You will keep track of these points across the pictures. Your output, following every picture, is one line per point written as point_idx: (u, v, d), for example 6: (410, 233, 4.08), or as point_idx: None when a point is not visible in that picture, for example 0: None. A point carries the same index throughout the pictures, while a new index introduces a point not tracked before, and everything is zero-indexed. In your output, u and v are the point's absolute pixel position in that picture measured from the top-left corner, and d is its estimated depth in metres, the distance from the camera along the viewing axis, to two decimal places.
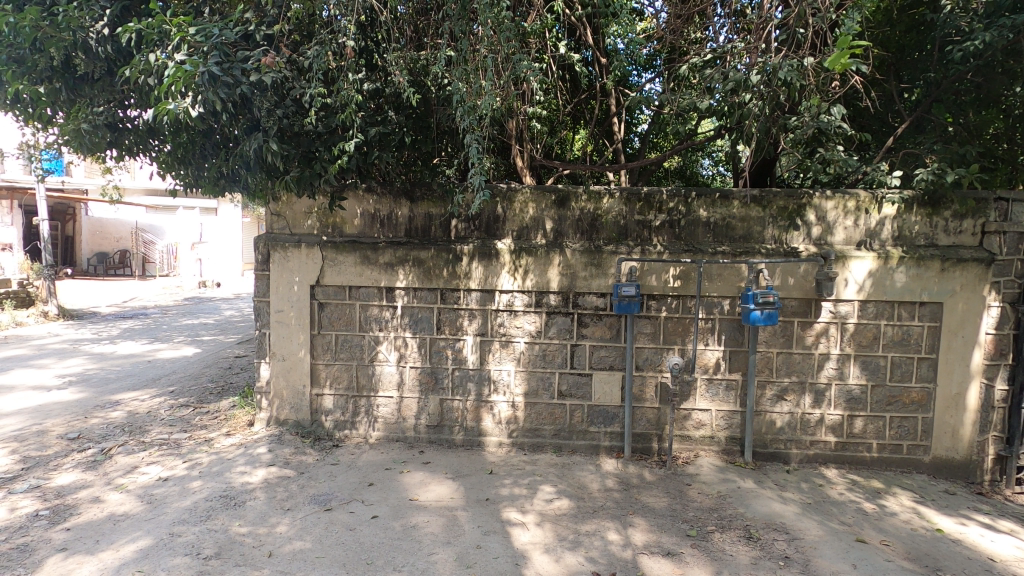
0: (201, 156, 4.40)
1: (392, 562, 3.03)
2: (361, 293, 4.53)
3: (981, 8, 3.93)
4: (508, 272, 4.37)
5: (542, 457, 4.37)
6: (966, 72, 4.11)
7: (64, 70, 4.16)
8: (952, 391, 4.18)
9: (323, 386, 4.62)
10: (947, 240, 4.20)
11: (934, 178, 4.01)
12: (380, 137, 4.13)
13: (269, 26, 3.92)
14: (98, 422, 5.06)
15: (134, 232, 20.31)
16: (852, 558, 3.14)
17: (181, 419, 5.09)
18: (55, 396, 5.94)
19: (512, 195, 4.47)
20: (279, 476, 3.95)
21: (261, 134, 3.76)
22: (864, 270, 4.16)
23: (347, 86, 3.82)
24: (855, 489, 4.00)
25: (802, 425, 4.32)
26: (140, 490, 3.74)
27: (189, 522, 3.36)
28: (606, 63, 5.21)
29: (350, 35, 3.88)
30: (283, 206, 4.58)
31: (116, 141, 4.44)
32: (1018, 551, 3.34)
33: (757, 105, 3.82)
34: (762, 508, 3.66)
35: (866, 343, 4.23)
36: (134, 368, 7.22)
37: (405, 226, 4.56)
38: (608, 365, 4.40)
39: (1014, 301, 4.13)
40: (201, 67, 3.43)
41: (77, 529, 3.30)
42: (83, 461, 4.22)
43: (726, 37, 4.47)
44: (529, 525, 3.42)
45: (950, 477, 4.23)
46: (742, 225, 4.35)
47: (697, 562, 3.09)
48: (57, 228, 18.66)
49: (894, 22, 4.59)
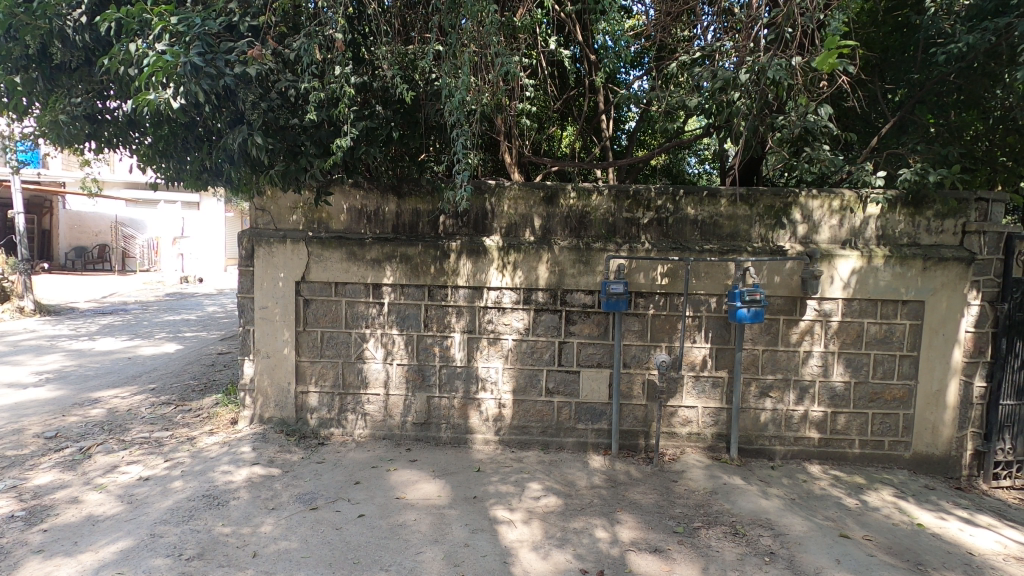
0: (183, 149, 4.31)
1: (379, 562, 3.00)
2: (347, 289, 4.48)
3: (964, 11, 4.03)
4: (497, 269, 4.35)
5: (530, 455, 4.37)
6: (948, 74, 4.19)
7: (41, 58, 4.04)
8: (933, 388, 4.25)
9: (308, 383, 4.56)
10: (929, 239, 4.26)
11: (917, 178, 4.04)
12: (368, 132, 4.08)
13: (255, 17, 3.84)
14: (76, 421, 4.95)
15: (114, 227, 19.93)
16: (836, 553, 3.18)
17: (162, 417, 4.99)
18: (32, 393, 5.81)
19: (501, 191, 4.43)
20: (262, 476, 3.88)
21: (246, 127, 3.70)
22: (849, 269, 4.20)
23: (335, 80, 3.77)
24: (839, 485, 4.05)
25: (786, 422, 4.37)
26: (120, 490, 3.67)
27: (171, 522, 3.30)
28: (596, 60, 5.17)
29: (338, 28, 3.80)
30: (268, 200, 4.50)
31: (95, 134, 4.33)
32: (997, 545, 3.40)
33: (746, 104, 3.84)
34: (748, 504, 3.69)
35: (850, 341, 4.28)
36: (114, 365, 7.08)
37: (392, 222, 4.51)
38: (596, 363, 4.40)
39: (993, 300, 4.20)
40: (183, 57, 3.35)
41: (54, 531, 3.22)
42: (61, 461, 4.12)
43: (714, 36, 4.50)
44: (517, 522, 3.42)
45: (930, 472, 4.31)
46: (729, 223, 4.37)
47: (684, 558, 3.10)
48: (34, 221, 18.16)
49: (878, 24, 4.65)
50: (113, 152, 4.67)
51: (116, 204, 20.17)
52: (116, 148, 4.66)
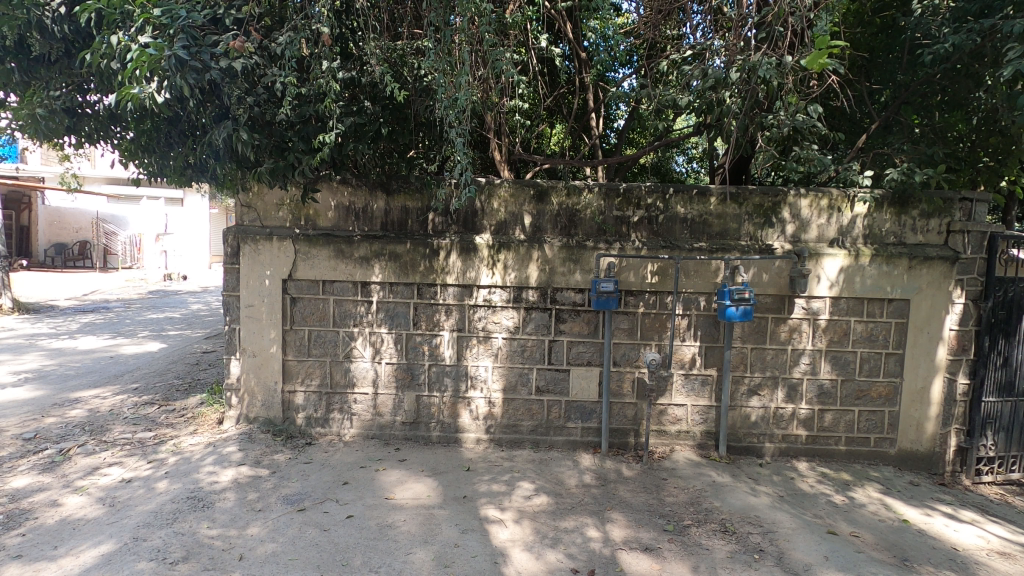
0: (166, 144, 4.22)
1: (368, 563, 2.96)
2: (335, 287, 4.43)
3: (949, 13, 4.06)
4: (487, 267, 4.32)
5: (521, 453, 4.36)
6: (933, 75, 4.25)
7: (18, 50, 3.97)
8: (918, 385, 4.30)
9: (295, 383, 4.51)
10: (915, 238, 4.31)
11: (903, 178, 4.07)
12: (356, 128, 3.96)
13: (239, 9, 3.76)
14: (56, 422, 4.84)
15: (94, 223, 19.28)
16: (825, 549, 3.20)
17: (145, 417, 4.91)
18: (11, 392, 5.71)
19: (491, 189, 4.39)
20: (249, 476, 3.83)
21: (232, 122, 3.65)
22: (837, 268, 4.23)
23: (324, 76, 3.69)
24: (825, 482, 4.08)
25: (775, 419, 4.40)
26: (101, 492, 3.59)
27: (155, 525, 3.23)
28: (586, 58, 5.16)
29: (325, 22, 3.70)
30: (254, 197, 4.41)
31: (75, 128, 4.23)
32: (980, 540, 3.45)
33: (736, 103, 3.83)
34: (737, 501, 3.72)
35: (837, 340, 4.32)
36: (94, 365, 6.95)
37: (381, 219, 4.45)
38: (586, 361, 4.39)
39: (977, 298, 4.25)
40: (167, 51, 3.28)
41: (33, 534, 3.14)
42: (39, 463, 4.03)
43: (703, 35, 4.46)
44: (507, 522, 3.40)
45: (915, 469, 4.36)
46: (718, 222, 4.38)
47: (675, 557, 3.10)
48: (12, 218, 17.77)
49: (865, 24, 4.70)
50: (93, 147, 4.56)
51: (96, 200, 19.72)
52: (96, 143, 4.56)
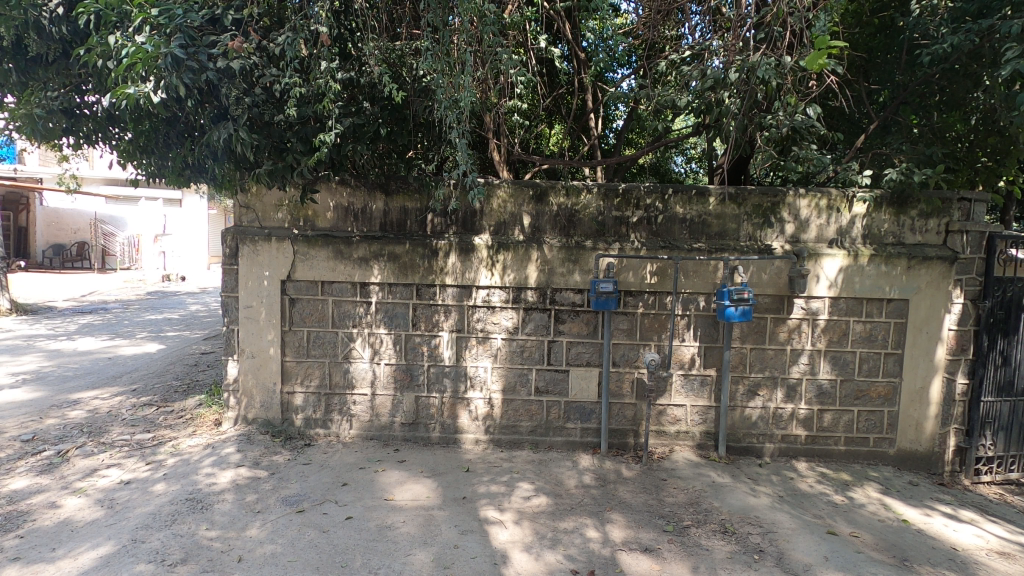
0: (164, 145, 4.21)
1: (368, 565, 2.96)
2: (334, 288, 4.42)
3: (948, 13, 4.06)
4: (486, 268, 4.32)
5: (520, 454, 4.36)
6: (932, 75, 4.26)
7: (15, 50, 3.98)
8: (917, 385, 4.30)
9: (294, 384, 4.50)
10: (914, 238, 4.31)
11: (902, 178, 4.07)
12: (355, 128, 3.98)
13: (238, 9, 3.75)
14: (55, 423, 4.83)
15: (93, 223, 19.31)
16: (825, 549, 3.20)
17: (144, 418, 4.90)
18: (9, 393, 5.70)
19: (491, 189, 4.39)
20: (248, 478, 3.83)
21: (231, 123, 3.63)
22: (836, 268, 4.23)
23: (323, 76, 3.67)
24: (825, 482, 4.08)
25: (774, 419, 4.40)
26: (100, 494, 3.58)
27: (153, 527, 3.22)
28: (584, 58, 5.14)
29: (323, 22, 3.68)
30: (253, 197, 4.41)
31: (73, 128, 4.22)
32: (980, 540, 3.45)
33: (734, 103, 3.83)
34: (737, 501, 3.71)
35: (837, 340, 4.32)
36: (93, 365, 6.96)
37: (380, 220, 4.44)
38: (585, 362, 4.39)
39: (976, 298, 4.25)
40: (163, 49, 3.27)
41: (31, 537, 3.13)
42: (37, 465, 4.02)
43: (702, 35, 4.45)
44: (507, 522, 3.40)
45: (914, 469, 4.37)
46: (717, 222, 4.38)
47: (674, 557, 3.10)
48: (10, 219, 17.74)
49: (864, 24, 4.71)
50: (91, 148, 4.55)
51: (95, 200, 19.90)
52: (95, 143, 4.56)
